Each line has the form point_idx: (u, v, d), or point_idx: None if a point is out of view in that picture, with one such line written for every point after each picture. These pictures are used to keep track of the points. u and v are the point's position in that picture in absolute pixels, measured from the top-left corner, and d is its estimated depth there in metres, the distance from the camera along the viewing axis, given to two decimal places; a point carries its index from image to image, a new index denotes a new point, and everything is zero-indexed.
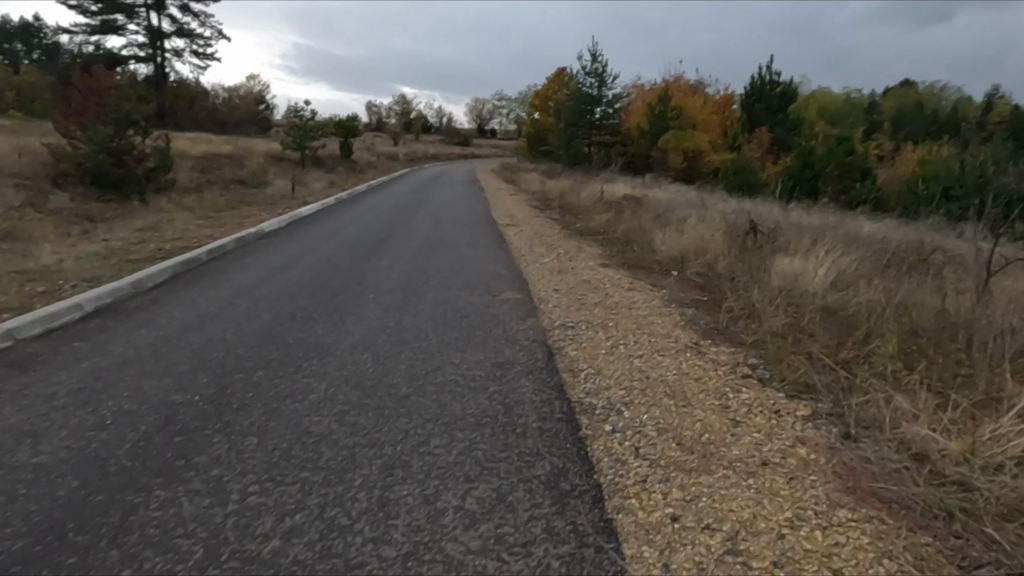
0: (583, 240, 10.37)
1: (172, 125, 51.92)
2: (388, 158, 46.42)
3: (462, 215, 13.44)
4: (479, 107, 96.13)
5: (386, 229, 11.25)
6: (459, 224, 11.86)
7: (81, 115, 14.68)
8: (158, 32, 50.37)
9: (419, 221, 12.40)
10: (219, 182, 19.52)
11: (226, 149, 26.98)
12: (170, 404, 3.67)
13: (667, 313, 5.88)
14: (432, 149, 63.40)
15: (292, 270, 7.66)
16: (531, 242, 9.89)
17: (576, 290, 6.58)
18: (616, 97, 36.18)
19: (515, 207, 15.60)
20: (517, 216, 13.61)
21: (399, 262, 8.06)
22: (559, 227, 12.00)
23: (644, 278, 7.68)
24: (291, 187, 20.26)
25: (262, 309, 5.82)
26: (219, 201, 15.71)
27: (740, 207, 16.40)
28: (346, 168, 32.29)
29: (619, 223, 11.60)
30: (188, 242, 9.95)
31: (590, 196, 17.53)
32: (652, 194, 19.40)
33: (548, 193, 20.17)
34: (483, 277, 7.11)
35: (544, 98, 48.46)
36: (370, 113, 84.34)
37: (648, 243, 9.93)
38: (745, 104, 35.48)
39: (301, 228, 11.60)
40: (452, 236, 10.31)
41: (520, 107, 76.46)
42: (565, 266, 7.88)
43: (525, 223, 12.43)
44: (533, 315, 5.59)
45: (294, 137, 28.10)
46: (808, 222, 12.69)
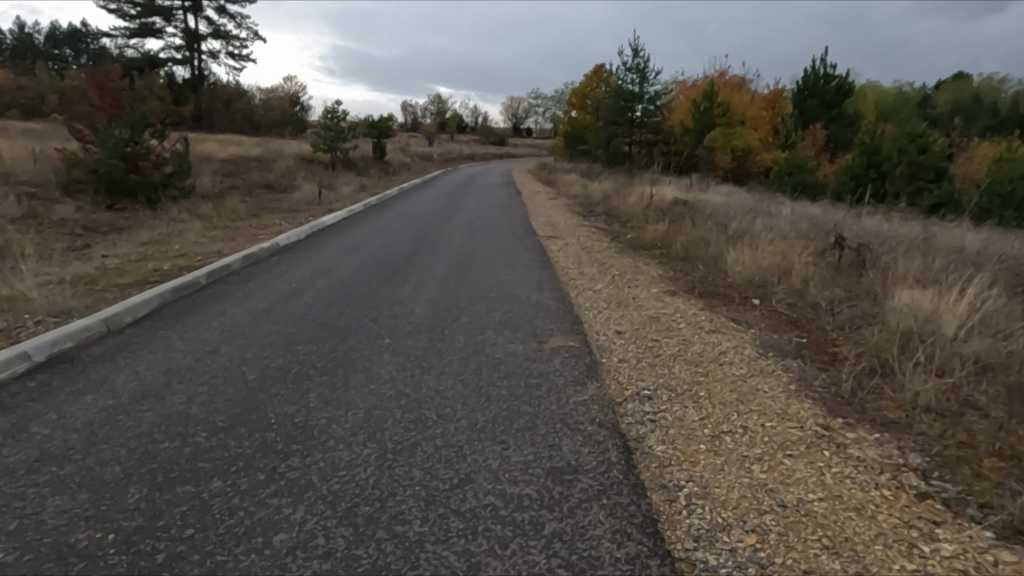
0: (638, 256, 9.01)
1: (208, 127, 51.92)
2: (422, 159, 45.48)
3: (500, 224, 12.13)
4: (515, 106, 94.77)
5: (414, 242, 10.03)
6: (495, 236, 10.56)
7: (93, 117, 13.81)
8: (195, 34, 50.43)
9: (451, 232, 11.14)
10: (244, 187, 18.68)
11: (255, 151, 26.24)
12: (68, 551, 2.45)
13: (770, 372, 4.47)
14: (467, 149, 62.41)
15: (299, 300, 6.45)
16: (579, 260, 8.56)
17: (643, 333, 5.21)
18: (658, 94, 34.52)
19: (556, 214, 14.29)
20: (559, 225, 12.28)
21: (426, 289, 6.80)
22: (608, 239, 10.65)
23: (721, 311, 6.26)
24: (318, 191, 19.30)
25: (249, 363, 4.58)
26: (241, 209, 14.82)
27: (805, 213, 14.82)
28: (379, 170, 31.40)
29: (677, 235, 10.20)
30: (191, 259, 8.85)
31: (637, 200, 16.12)
32: (703, 197, 17.87)
33: (591, 197, 18.82)
34: (525, 313, 5.80)
35: (581, 96, 46.97)
36: (405, 113, 83.73)
37: (715, 262, 8.52)
38: (797, 100, 33.43)
39: (321, 241, 10.46)
40: (489, 253, 9.03)
41: (556, 105, 75.09)
42: (623, 296, 6.52)
43: (569, 234, 11.10)
44: (595, 376, 4.24)
45: (325, 138, 27.29)
46: (894, 233, 11.09)
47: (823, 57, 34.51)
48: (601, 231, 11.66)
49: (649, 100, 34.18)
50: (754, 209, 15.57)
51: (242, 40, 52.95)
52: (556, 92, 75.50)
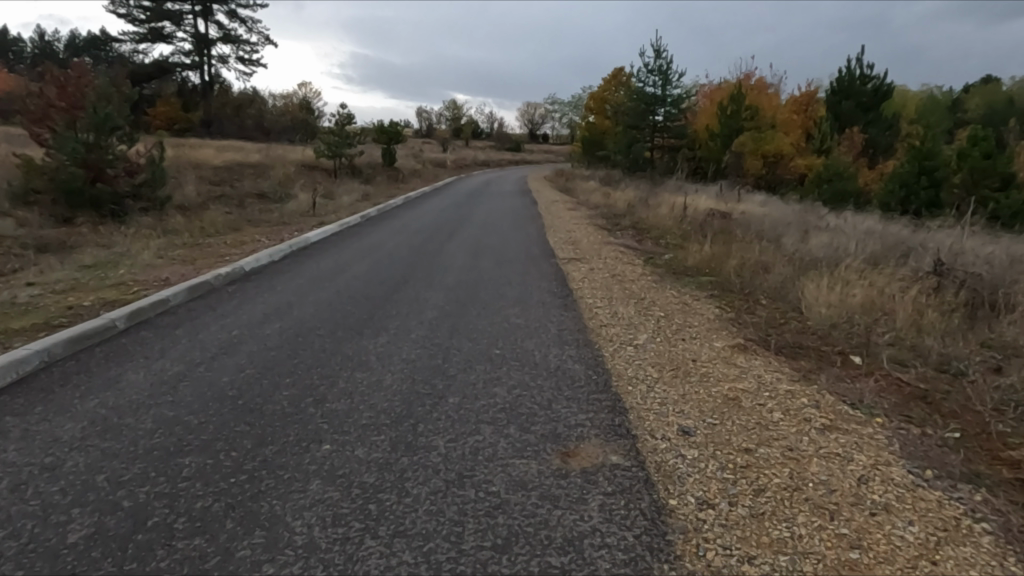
0: (684, 288, 7.16)
1: (218, 133, 50.69)
2: (435, 165, 43.83)
3: (511, 243, 10.32)
4: (531, 111, 92.91)
5: (407, 267, 8.27)
6: (507, 259, 8.76)
7: (52, 118, 12.23)
8: (204, 38, 49.26)
9: (456, 253, 9.36)
10: (234, 197, 17.11)
11: (254, 158, 24.72)
12: None
13: (961, 531, 2.58)
14: (482, 155, 60.79)
15: (229, 362, 4.67)
16: (611, 292, 6.74)
17: (726, 434, 3.36)
18: (681, 97, 32.65)
19: (577, 228, 12.48)
20: (581, 242, 10.46)
21: (405, 342, 5.01)
22: (641, 262, 8.83)
23: (821, 382, 4.39)
24: (315, 201, 17.67)
25: (89, 502, 2.77)
26: (222, 223, 13.22)
27: (863, 227, 12.88)
28: (387, 177, 29.74)
29: (727, 259, 8.36)
30: (125, 290, 7.12)
31: (666, 211, 14.30)
32: (741, 209, 15.94)
33: (614, 207, 16.98)
34: (540, 388, 3.99)
35: (600, 99, 44.94)
36: (419, 119, 82.21)
37: (784, 301, 6.66)
38: (831, 103, 31.35)
39: (297, 264, 8.73)
40: (494, 282, 7.24)
41: (572, 110, 73.32)
42: (678, 355, 4.68)
43: (594, 255, 9.28)
44: (665, 550, 2.40)
45: (328, 144, 25.72)
46: (990, 253, 9.10)
47: (859, 57, 32.38)
48: (632, 250, 9.84)
49: (672, 103, 32.32)
50: (803, 223, 13.64)
51: (252, 44, 51.71)
52: (574, 96, 73.60)
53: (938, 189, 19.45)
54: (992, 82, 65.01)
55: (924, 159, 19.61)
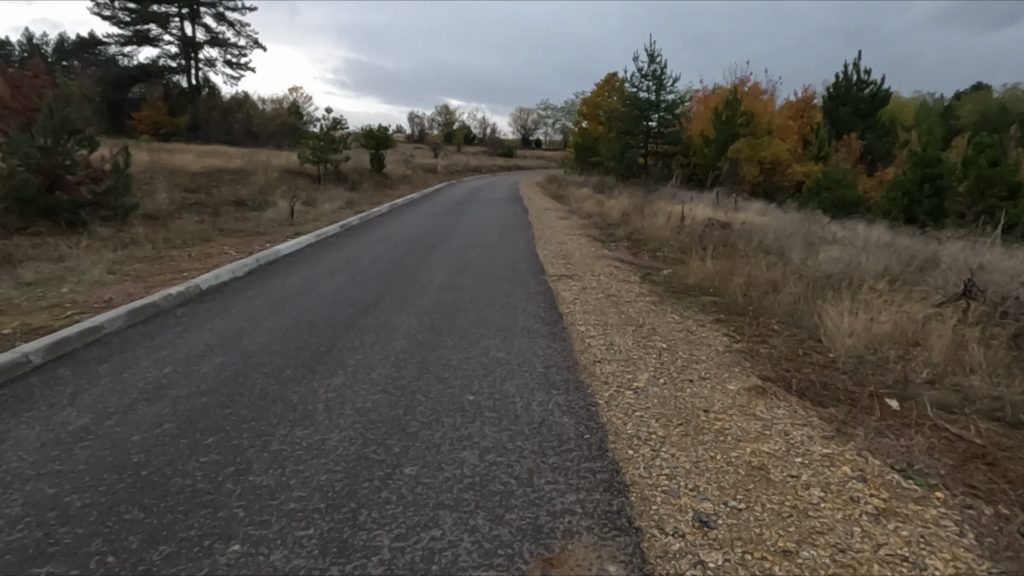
0: (688, 312, 6.41)
1: (205, 138, 49.81)
2: (425, 171, 43.06)
3: (497, 257, 9.55)
4: (524, 117, 92.29)
5: (380, 285, 7.52)
6: (491, 276, 8.04)
7: (5, 120, 11.40)
8: (192, 41, 48.40)
9: (436, 269, 8.61)
10: (210, 205, 16.32)
11: (235, 163, 23.90)
12: None
13: None
14: (474, 161, 60.14)
15: (148, 412, 3.87)
16: (607, 317, 5.98)
17: (756, 528, 2.60)
18: (675, 102, 32.07)
19: (568, 240, 11.73)
20: (573, 256, 9.69)
21: (363, 384, 4.24)
22: (637, 279, 8.11)
23: (859, 437, 3.64)
24: (294, 209, 16.90)
25: None
26: (191, 233, 12.43)
27: (870, 238, 12.22)
28: (375, 183, 28.97)
29: (731, 277, 7.65)
30: (60, 312, 6.32)
31: (662, 221, 13.63)
32: (740, 218, 15.27)
33: (607, 216, 16.29)
34: (522, 453, 3.24)
35: (592, 104, 44.20)
36: (411, 123, 81.45)
37: (799, 332, 5.93)
38: (827, 109, 30.82)
39: (261, 281, 7.94)
40: (475, 306, 6.47)
41: (566, 116, 72.86)
42: (685, 401, 3.94)
43: (587, 271, 8.53)
44: None
45: (313, 149, 24.93)
46: (1014, 269, 8.43)
47: (856, 63, 31.87)
48: (628, 265, 9.10)
49: (666, 109, 31.74)
50: (806, 234, 12.97)
51: (241, 48, 50.88)
52: (567, 101, 73.01)
53: (941, 198, 18.86)
54: (984, 88, 64.92)
55: (927, 166, 19.01)
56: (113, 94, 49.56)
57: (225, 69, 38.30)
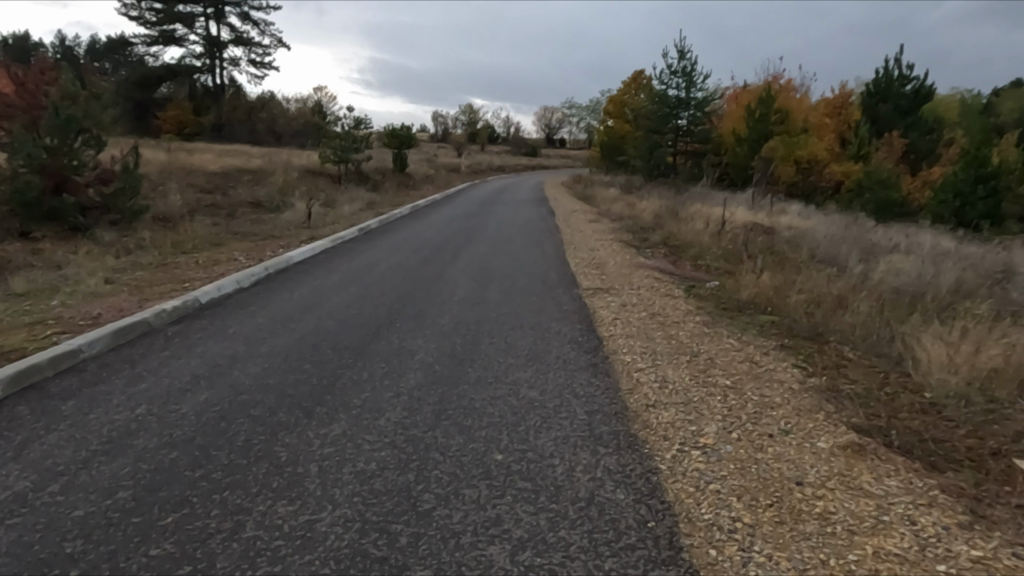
0: (746, 337, 5.55)
1: (229, 137, 49.74)
2: (448, 171, 42.47)
3: (525, 266, 8.76)
4: (548, 116, 91.38)
5: (396, 301, 6.78)
6: (519, 289, 7.25)
7: (9, 120, 10.86)
8: (217, 41, 48.37)
9: (458, 280, 7.85)
10: (225, 207, 15.80)
11: (255, 163, 23.44)
12: None
13: None
14: (498, 160, 59.42)
15: (102, 473, 3.13)
16: (655, 343, 5.15)
17: None
18: (706, 100, 31.01)
19: (600, 246, 10.89)
20: (607, 265, 8.87)
21: (366, 436, 3.48)
22: (681, 294, 7.29)
23: (1007, 525, 2.77)
24: (313, 210, 16.31)
25: None
26: (202, 237, 11.86)
27: (929, 245, 11.23)
28: (397, 184, 28.36)
29: (791, 293, 6.78)
30: (40, 332, 5.65)
31: (699, 225, 12.75)
32: (782, 220, 14.31)
33: (639, 219, 15.43)
34: (570, 552, 2.45)
35: (619, 103, 42.73)
36: (435, 123, 81.02)
37: (881, 364, 5.04)
38: (867, 106, 29.49)
39: (267, 294, 7.25)
40: (501, 327, 5.69)
41: (590, 114, 71.93)
42: (769, 469, 3.11)
43: (625, 283, 7.70)
44: None
45: (334, 149, 24.39)
46: None
47: (898, 57, 30.45)
48: (669, 276, 8.25)
49: (696, 107, 30.71)
50: (858, 240, 11.98)
51: (265, 47, 50.76)
52: (592, 99, 71.96)
53: (996, 200, 17.67)
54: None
55: (980, 166, 17.83)
56: (140, 94, 49.76)
57: (248, 69, 38.08)
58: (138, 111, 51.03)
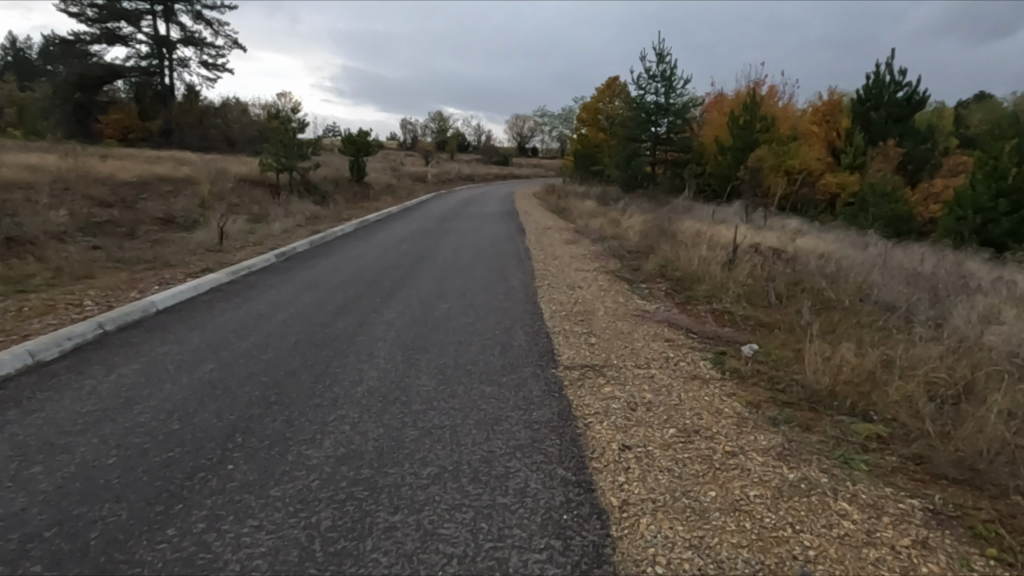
0: (866, 497, 3.01)
1: (178, 144, 46.44)
2: (412, 179, 39.69)
3: (478, 320, 6.17)
4: (520, 125, 89.46)
5: (260, 398, 4.12)
6: (463, 370, 4.67)
7: None
8: (166, 40, 45.10)
9: (376, 349, 5.23)
10: (124, 225, 13.02)
11: (183, 170, 20.57)
12: None
13: None
14: (468, 169, 56.99)
15: None
16: (712, 535, 2.58)
17: None
18: (685, 106, 28.99)
19: (582, 280, 8.39)
20: (596, 316, 6.32)
21: None
22: (714, 374, 4.79)
23: None
24: (233, 229, 13.62)
25: None
26: (64, 265, 9.12)
27: (984, 278, 9.07)
28: (353, 194, 25.74)
29: (889, 384, 4.34)
30: None
31: (699, 250, 10.39)
32: (794, 242, 12.04)
33: (625, 240, 13.01)
34: None
35: (593, 110, 40.46)
36: (403, 130, 78.27)
37: None
38: (857, 113, 27.64)
39: (64, 380, 4.55)
40: (417, 478, 3.06)
41: (563, 123, 70.06)
42: None
43: (626, 352, 5.12)
44: None
45: (277, 155, 21.72)
46: None
47: (888, 62, 28.69)
48: (687, 337, 5.74)
49: (675, 113, 28.70)
50: (896, 269, 9.70)
51: (218, 47, 47.55)
52: (564, 108, 70.05)
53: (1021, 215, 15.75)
54: (987, 98, 63.11)
55: (1002, 179, 15.94)
56: (80, 96, 46.12)
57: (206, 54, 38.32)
58: (78, 115, 47.30)
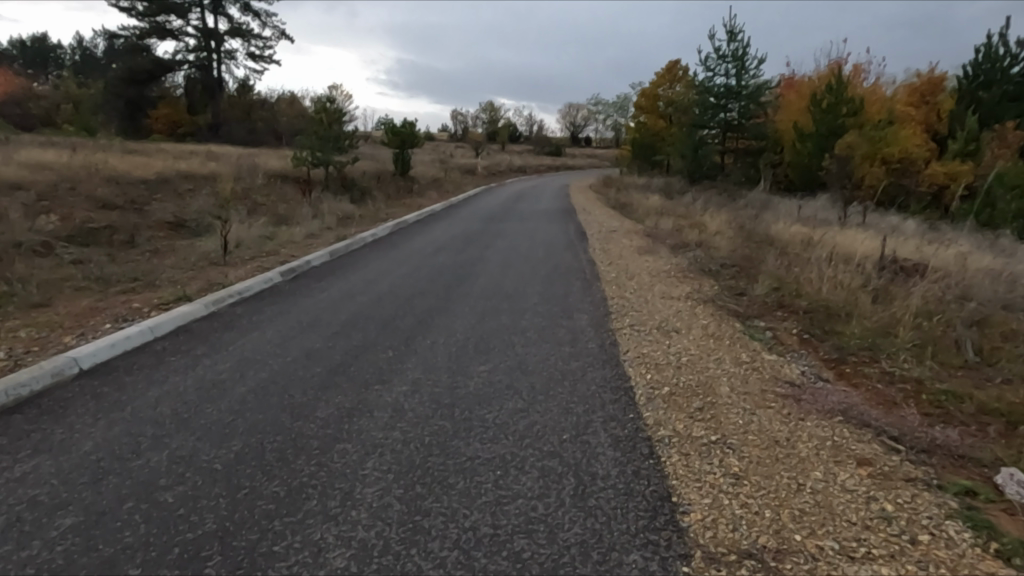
0: None
1: (225, 138, 45.70)
2: (462, 173, 37.72)
3: (533, 406, 3.93)
4: (573, 113, 86.46)
5: None
6: (510, 562, 2.43)
7: None
8: (213, 32, 44.15)
9: (360, 481, 3.06)
10: (124, 230, 11.30)
11: (211, 166, 19.00)
12: None
13: None
14: (519, 161, 54.77)
15: None
16: None
17: None
18: (760, 88, 26.05)
19: (678, 318, 6.09)
20: (721, 400, 3.99)
21: None
22: (999, 567, 2.45)
23: None
24: (248, 235, 11.76)
25: None
26: (15, 290, 7.29)
27: None
28: (396, 189, 23.85)
29: None
30: None
31: (822, 267, 7.93)
32: (935, 251, 9.43)
33: (712, 247, 10.54)
34: None
35: (652, 96, 37.27)
36: (453, 121, 76.54)
37: None
38: (963, 92, 24.18)
39: None
40: None
41: (618, 111, 67.09)
42: None
43: (807, 508, 2.79)
44: None
45: (311, 148, 19.95)
46: None
47: (1001, 32, 25.03)
48: (889, 454, 3.37)
49: (749, 97, 25.78)
50: None
51: (266, 39, 46.37)
52: (620, 94, 67.03)
53: None
54: None
55: None
56: (130, 91, 45.84)
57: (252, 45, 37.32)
58: (129, 110, 46.95)
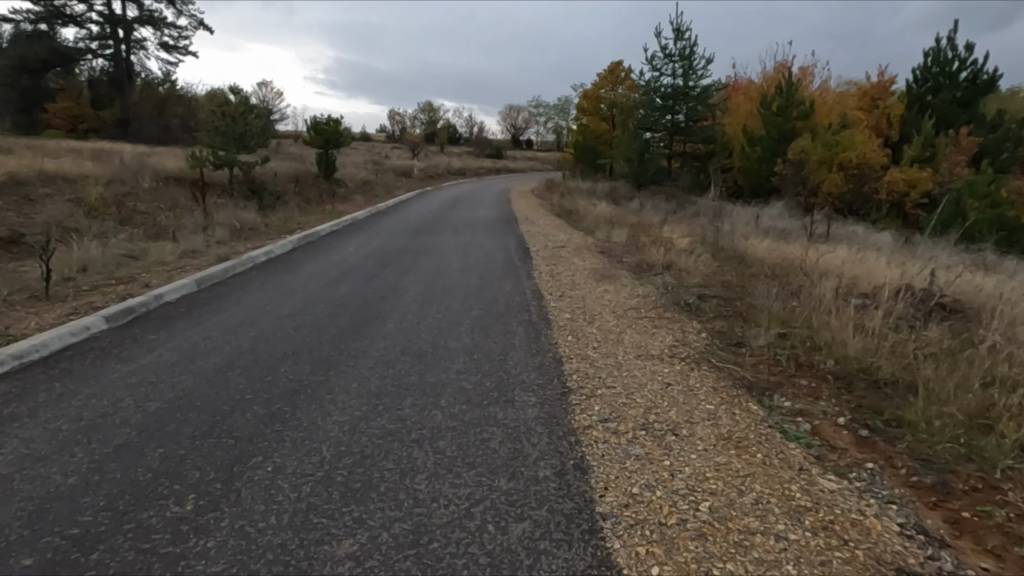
0: None
1: (135, 135, 41.69)
2: (396, 175, 35.23)
3: None
4: (514, 115, 84.84)
5: None
6: None
7: None
8: (119, 18, 40.09)
9: None
10: None
11: (88, 165, 16.06)
12: None
13: None
14: (458, 163, 52.56)
15: None
16: None
17: None
18: (710, 89, 24.68)
19: (669, 401, 4.09)
20: None
21: None
22: None
23: None
24: (101, 254, 9.20)
25: None
26: None
27: None
28: (317, 193, 21.29)
29: None
30: None
31: (838, 305, 6.09)
32: (948, 276, 7.82)
33: (684, 269, 8.63)
34: None
35: (594, 98, 35.36)
36: (390, 121, 73.67)
37: None
38: (912, 97, 23.36)
39: None
40: None
41: (559, 115, 65.74)
42: None
43: None
44: None
45: (212, 147, 17.20)
46: None
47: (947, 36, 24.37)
48: None
49: (698, 97, 24.37)
50: None
51: (180, 28, 42.50)
52: (561, 98, 65.74)
53: None
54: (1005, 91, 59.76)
55: None
56: (25, 82, 41.26)
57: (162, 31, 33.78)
58: (24, 103, 42.34)
